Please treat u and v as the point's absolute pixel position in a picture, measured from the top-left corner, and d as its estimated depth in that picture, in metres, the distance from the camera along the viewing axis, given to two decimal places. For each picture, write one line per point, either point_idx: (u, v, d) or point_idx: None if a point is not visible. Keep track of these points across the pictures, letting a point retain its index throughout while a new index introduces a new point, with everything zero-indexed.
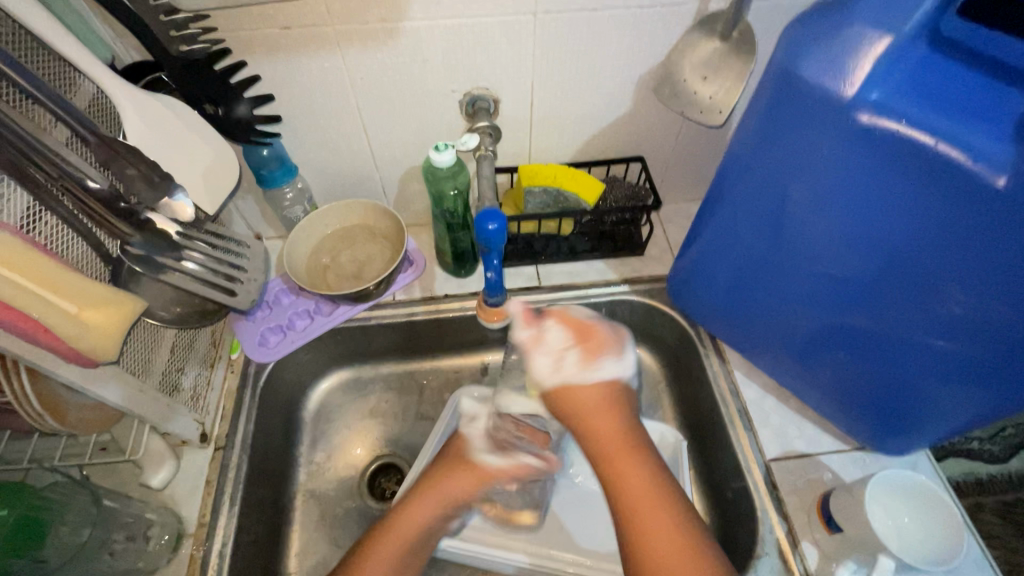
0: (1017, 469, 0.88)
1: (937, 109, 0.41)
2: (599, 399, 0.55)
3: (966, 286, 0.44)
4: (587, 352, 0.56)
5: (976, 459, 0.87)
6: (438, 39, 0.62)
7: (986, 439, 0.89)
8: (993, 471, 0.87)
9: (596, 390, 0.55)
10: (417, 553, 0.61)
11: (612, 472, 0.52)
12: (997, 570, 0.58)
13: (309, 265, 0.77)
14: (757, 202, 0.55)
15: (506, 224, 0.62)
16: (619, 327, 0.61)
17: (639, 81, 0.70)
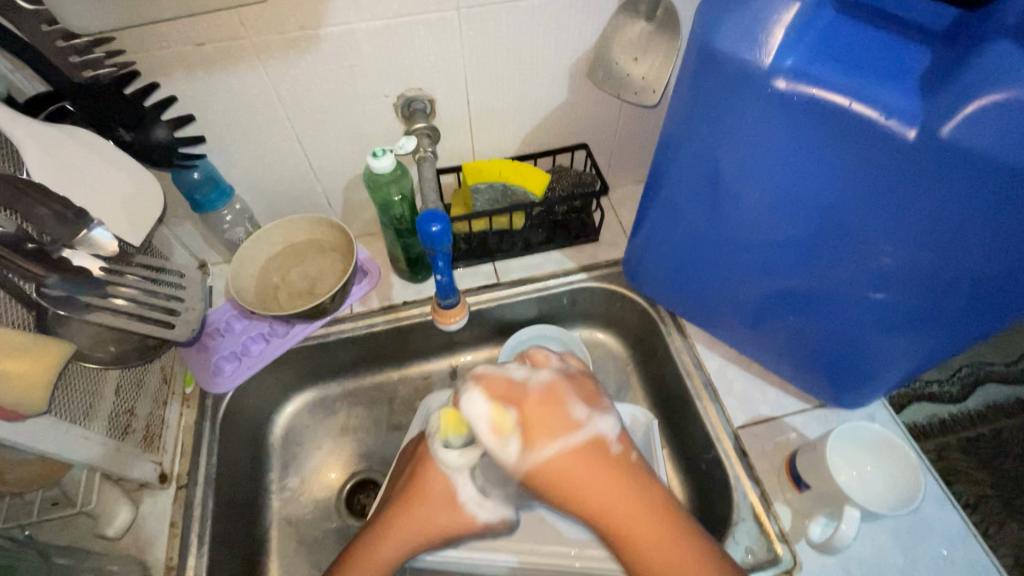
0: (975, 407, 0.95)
1: (844, 70, 0.42)
2: (588, 460, 0.50)
3: (894, 240, 0.46)
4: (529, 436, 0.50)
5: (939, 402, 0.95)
6: (362, 42, 0.61)
7: (945, 381, 0.97)
8: (954, 411, 0.94)
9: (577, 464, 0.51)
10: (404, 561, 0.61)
11: (634, 551, 0.50)
12: (954, 501, 0.63)
13: (259, 286, 0.75)
14: (692, 176, 0.55)
15: (450, 224, 0.60)
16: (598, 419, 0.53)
17: (572, 67, 0.70)
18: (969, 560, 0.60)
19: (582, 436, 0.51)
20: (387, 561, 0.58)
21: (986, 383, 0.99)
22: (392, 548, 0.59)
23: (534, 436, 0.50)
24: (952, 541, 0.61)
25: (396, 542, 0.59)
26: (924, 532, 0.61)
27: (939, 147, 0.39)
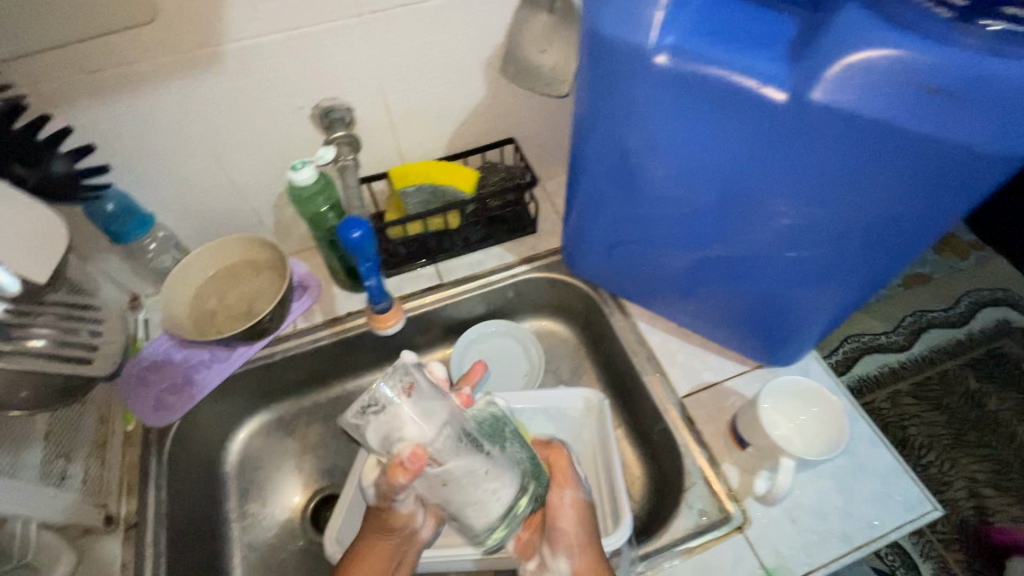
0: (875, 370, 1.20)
1: (724, 42, 0.43)
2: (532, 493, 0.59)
3: (789, 200, 0.48)
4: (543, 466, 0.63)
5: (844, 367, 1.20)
6: (268, 56, 0.60)
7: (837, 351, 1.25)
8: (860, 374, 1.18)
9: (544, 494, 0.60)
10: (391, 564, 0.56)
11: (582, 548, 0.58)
12: (886, 440, 0.67)
13: (194, 313, 0.74)
14: (605, 157, 0.57)
15: (370, 230, 0.58)
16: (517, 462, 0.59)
17: (486, 63, 0.71)
18: (903, 493, 0.64)
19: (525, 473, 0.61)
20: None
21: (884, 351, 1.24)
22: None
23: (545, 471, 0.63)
24: (887, 478, 0.64)
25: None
26: (860, 472, 0.65)
27: (811, 108, 0.41)
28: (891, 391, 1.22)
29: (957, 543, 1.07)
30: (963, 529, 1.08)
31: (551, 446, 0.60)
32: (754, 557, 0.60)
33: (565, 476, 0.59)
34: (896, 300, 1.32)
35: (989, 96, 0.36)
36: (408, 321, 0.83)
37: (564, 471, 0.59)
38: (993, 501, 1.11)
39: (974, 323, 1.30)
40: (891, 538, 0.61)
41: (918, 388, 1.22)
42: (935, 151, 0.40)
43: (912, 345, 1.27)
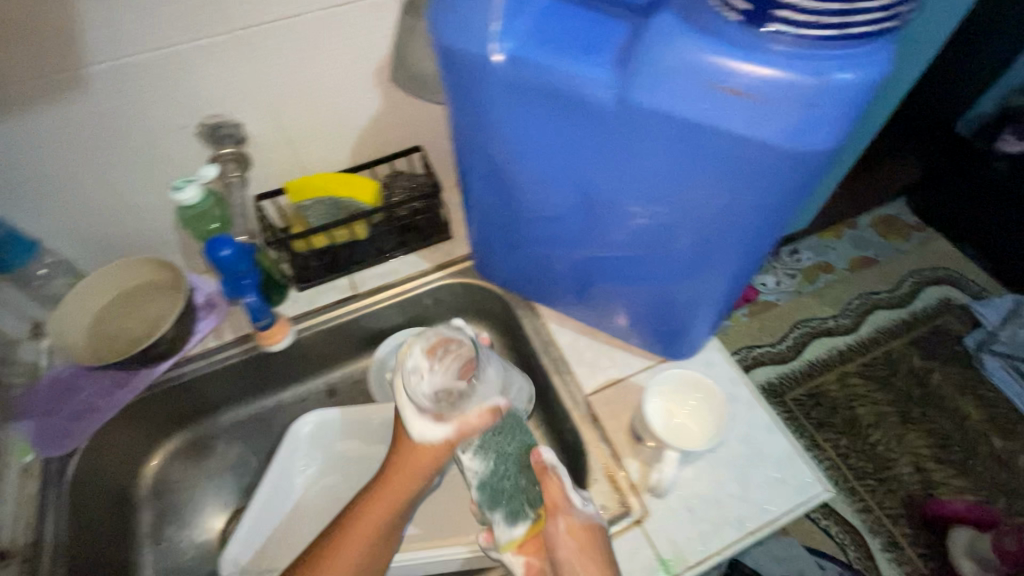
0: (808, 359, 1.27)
1: (557, 47, 0.44)
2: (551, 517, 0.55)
3: (637, 199, 0.49)
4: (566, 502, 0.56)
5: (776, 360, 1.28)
6: (137, 76, 0.60)
7: (779, 343, 1.30)
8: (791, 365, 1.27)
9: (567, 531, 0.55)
10: (389, 538, 0.61)
11: None
12: (782, 426, 0.69)
13: (94, 337, 0.73)
14: (478, 162, 0.57)
15: (237, 246, 0.60)
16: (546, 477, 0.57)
17: (376, 73, 0.71)
18: (797, 476, 0.65)
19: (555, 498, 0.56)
20: (353, 562, 0.57)
21: (824, 338, 1.30)
22: (365, 527, 0.59)
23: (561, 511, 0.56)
24: (783, 463, 0.66)
25: (370, 518, 0.60)
26: (755, 460, 0.66)
27: (632, 110, 0.42)
28: (840, 374, 1.26)
29: (902, 516, 1.11)
30: (908, 503, 1.13)
31: (543, 473, 0.57)
32: (651, 549, 0.61)
33: (563, 504, 0.56)
34: (840, 285, 1.38)
35: (781, 96, 0.37)
36: (323, 334, 0.83)
37: (558, 501, 0.56)
38: (937, 475, 1.16)
39: (917, 304, 1.35)
40: (784, 521, 0.63)
41: (866, 369, 1.27)
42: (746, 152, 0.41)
43: (859, 327, 1.32)
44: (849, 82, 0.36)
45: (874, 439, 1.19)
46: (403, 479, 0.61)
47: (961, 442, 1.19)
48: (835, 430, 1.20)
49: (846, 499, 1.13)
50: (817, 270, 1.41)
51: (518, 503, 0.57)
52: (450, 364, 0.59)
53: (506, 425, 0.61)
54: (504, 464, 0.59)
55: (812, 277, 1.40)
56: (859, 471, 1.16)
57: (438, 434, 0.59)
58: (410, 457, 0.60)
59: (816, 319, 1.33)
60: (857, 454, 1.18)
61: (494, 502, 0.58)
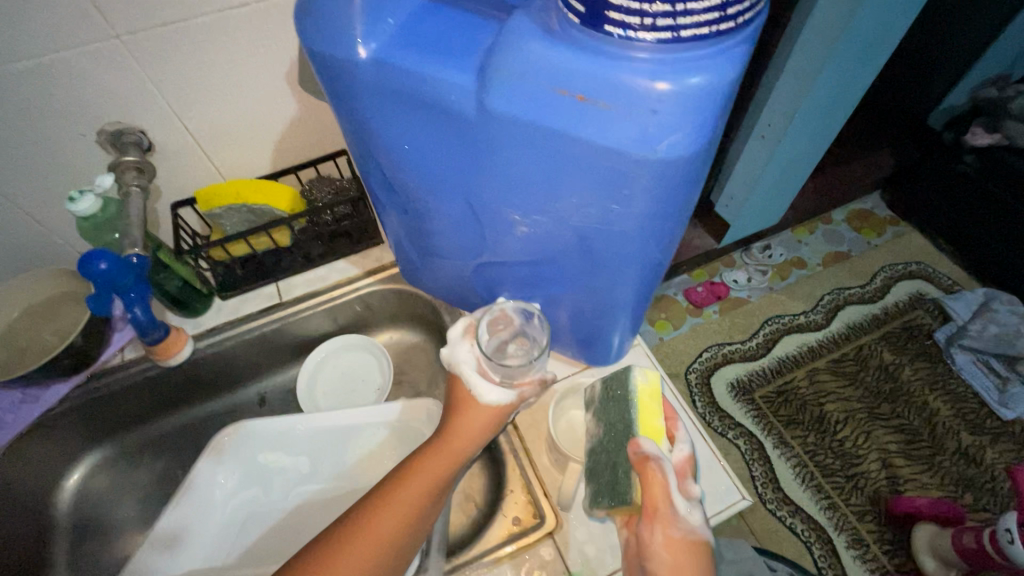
0: (776, 357, 1.23)
1: (420, 49, 0.42)
2: (655, 509, 0.53)
3: (517, 208, 0.48)
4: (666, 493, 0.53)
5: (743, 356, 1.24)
6: (21, 83, 0.58)
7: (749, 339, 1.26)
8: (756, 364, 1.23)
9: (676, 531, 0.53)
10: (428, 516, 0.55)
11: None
12: (705, 433, 0.68)
13: (4, 352, 0.70)
14: (371, 168, 0.55)
15: (119, 260, 0.59)
16: (656, 464, 0.53)
17: (287, 76, 0.69)
18: (715, 486, 0.65)
19: (652, 482, 0.53)
20: (393, 531, 0.53)
21: (793, 334, 1.27)
22: (409, 496, 0.55)
23: (660, 511, 0.53)
24: (703, 473, 0.65)
25: (406, 496, 0.55)
26: None
27: (488, 116, 0.41)
28: (808, 370, 1.22)
29: (868, 513, 1.08)
30: (875, 500, 1.09)
31: (644, 466, 0.53)
32: (562, 562, 0.60)
33: (664, 511, 0.53)
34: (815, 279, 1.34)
35: (625, 102, 0.36)
36: (250, 344, 0.81)
37: (659, 504, 0.53)
38: (905, 470, 1.12)
39: (888, 299, 1.32)
40: None
41: (835, 365, 1.23)
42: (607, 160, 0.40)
43: (829, 323, 1.28)
44: (696, 87, 0.35)
45: (842, 435, 1.15)
46: (449, 455, 0.57)
47: (930, 438, 1.15)
48: (803, 426, 1.16)
49: (813, 496, 1.09)
50: (790, 266, 1.37)
51: (609, 482, 0.57)
52: (496, 341, 0.62)
53: (626, 402, 0.57)
54: (613, 437, 0.58)
55: (785, 273, 1.36)
56: (826, 468, 1.12)
57: (501, 396, 0.58)
58: (466, 428, 0.58)
59: (787, 316, 1.29)
60: (825, 451, 1.14)
61: (594, 471, 0.59)
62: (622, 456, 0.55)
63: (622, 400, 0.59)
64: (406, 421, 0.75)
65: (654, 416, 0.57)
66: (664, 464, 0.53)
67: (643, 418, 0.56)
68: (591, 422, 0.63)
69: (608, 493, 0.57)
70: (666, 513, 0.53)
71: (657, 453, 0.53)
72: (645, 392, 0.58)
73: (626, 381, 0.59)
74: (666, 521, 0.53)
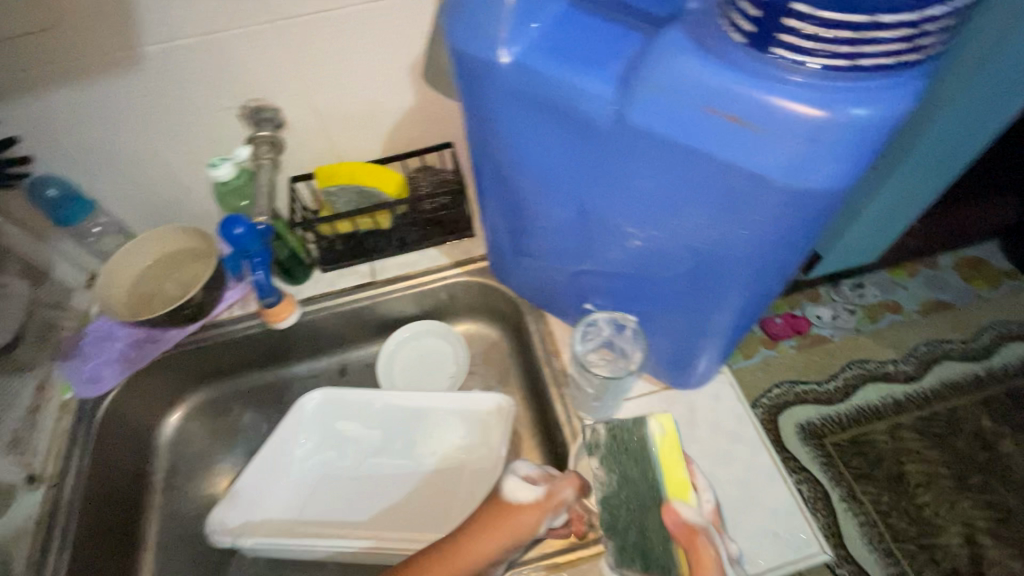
0: (853, 405, 1.14)
1: (561, 57, 0.43)
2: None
3: (633, 221, 0.48)
4: (715, 564, 0.50)
5: (819, 400, 1.14)
6: (186, 57, 0.64)
7: (826, 381, 1.16)
8: (832, 411, 1.13)
9: None
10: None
11: None
12: (787, 477, 0.64)
13: (133, 295, 0.79)
14: (486, 165, 0.57)
15: (253, 226, 0.66)
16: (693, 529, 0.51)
17: (410, 69, 0.73)
18: (792, 533, 0.61)
19: (695, 557, 0.50)
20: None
21: (876, 382, 1.16)
22: None
23: None
24: (780, 513, 0.62)
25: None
26: (748, 505, 0.63)
27: (626, 125, 0.41)
28: (891, 424, 1.12)
29: None
30: None
31: (690, 537, 0.51)
32: None
33: None
34: (905, 327, 1.22)
35: (778, 126, 0.35)
36: (340, 316, 0.86)
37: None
38: (993, 552, 1.02)
39: (995, 359, 1.19)
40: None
41: (922, 423, 1.13)
42: (743, 181, 0.39)
43: (921, 376, 1.17)
44: (860, 117, 0.34)
45: (921, 501, 1.06)
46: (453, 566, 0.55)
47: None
48: (877, 484, 1.07)
49: (880, 562, 1.01)
50: (884, 308, 1.25)
51: (639, 547, 0.54)
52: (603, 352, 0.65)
53: (647, 462, 0.55)
54: (633, 492, 0.55)
55: (875, 315, 1.24)
56: (899, 534, 1.03)
57: (529, 494, 0.57)
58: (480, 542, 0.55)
59: (868, 362, 1.18)
60: (899, 514, 1.05)
61: (626, 537, 0.55)
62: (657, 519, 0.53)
63: (638, 456, 0.56)
64: (477, 411, 0.78)
65: (678, 469, 0.55)
66: (703, 529, 0.51)
67: (667, 475, 0.54)
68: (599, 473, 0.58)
69: (648, 564, 0.54)
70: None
71: (694, 520, 0.52)
72: (665, 443, 0.56)
73: (643, 438, 0.56)
74: None
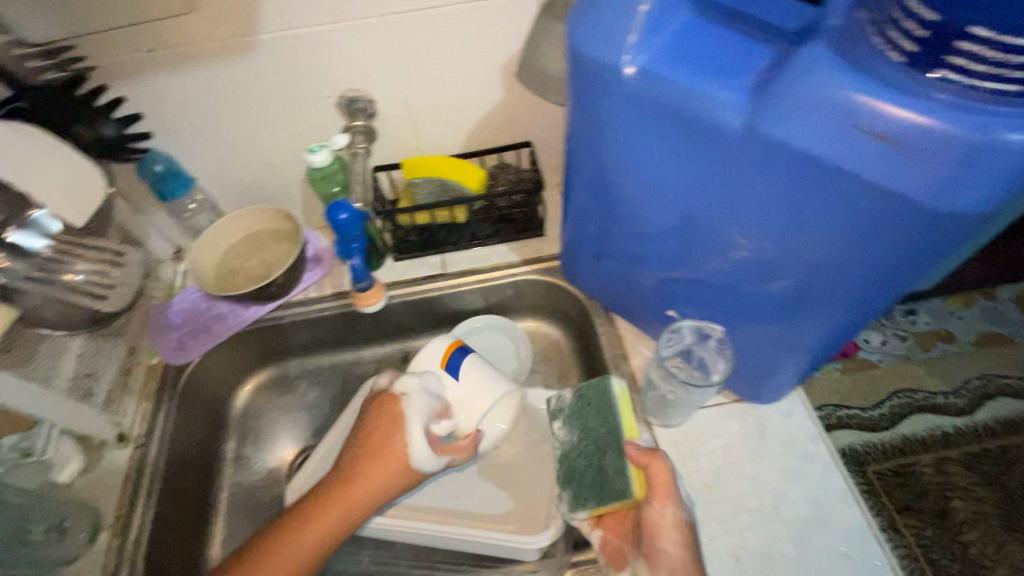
0: (899, 434, 1.05)
1: (691, 67, 0.43)
2: (660, 496, 0.56)
3: (744, 232, 0.48)
4: (665, 482, 0.56)
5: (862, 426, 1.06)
6: (297, 46, 0.67)
7: (870, 407, 1.08)
8: (874, 438, 1.05)
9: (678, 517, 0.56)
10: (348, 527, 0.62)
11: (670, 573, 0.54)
12: (862, 502, 0.63)
13: (219, 270, 0.82)
14: (586, 169, 0.58)
15: (356, 211, 0.70)
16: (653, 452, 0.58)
17: (502, 68, 0.74)
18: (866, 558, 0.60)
19: (649, 474, 0.57)
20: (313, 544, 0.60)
21: (922, 413, 1.07)
22: (330, 517, 0.61)
23: (661, 498, 0.56)
24: (854, 537, 0.61)
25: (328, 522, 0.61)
26: (821, 525, 0.62)
27: (761, 138, 0.41)
28: (937, 458, 1.03)
29: None
30: None
31: (646, 458, 0.58)
32: None
33: (667, 492, 0.56)
34: (961, 359, 1.12)
35: (929, 146, 0.35)
36: (409, 305, 0.88)
37: (664, 488, 0.56)
38: None
39: None
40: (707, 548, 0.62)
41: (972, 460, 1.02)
42: (879, 199, 0.39)
43: (973, 411, 1.07)
44: None
45: (969, 541, 0.95)
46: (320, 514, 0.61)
47: None
48: (918, 518, 0.97)
49: None
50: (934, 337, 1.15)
51: (596, 484, 0.61)
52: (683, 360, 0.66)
53: (606, 406, 0.64)
54: (592, 438, 0.64)
55: (926, 344, 1.14)
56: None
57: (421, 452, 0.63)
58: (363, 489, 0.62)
59: (917, 391, 1.09)
60: (943, 553, 0.94)
61: (578, 476, 0.63)
62: (616, 455, 0.60)
63: (598, 406, 0.65)
64: None
65: (632, 416, 0.63)
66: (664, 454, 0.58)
67: (626, 417, 0.62)
68: (561, 430, 0.69)
69: (594, 492, 0.61)
70: (671, 502, 0.56)
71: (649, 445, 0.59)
72: (622, 395, 0.65)
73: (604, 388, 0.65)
74: (669, 502, 0.56)
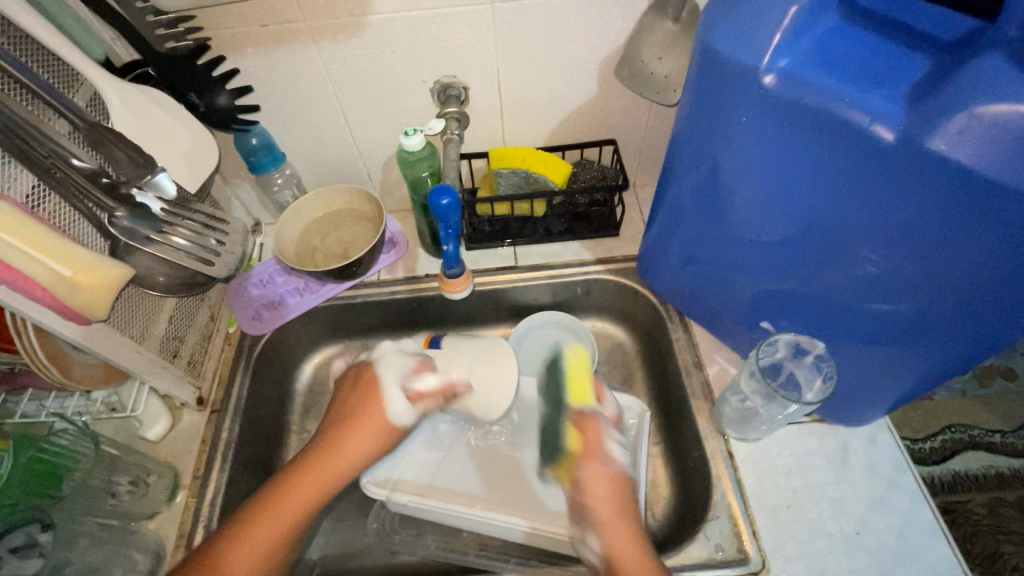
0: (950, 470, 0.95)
1: (839, 75, 0.42)
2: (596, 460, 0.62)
3: (876, 247, 0.46)
4: (596, 441, 0.63)
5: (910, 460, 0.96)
6: (404, 30, 0.67)
7: (921, 442, 0.98)
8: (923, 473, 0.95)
9: (609, 473, 0.62)
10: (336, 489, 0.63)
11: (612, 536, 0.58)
12: (949, 536, 0.60)
13: (299, 246, 0.83)
14: (694, 173, 0.57)
15: (457, 199, 0.70)
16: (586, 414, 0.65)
17: (600, 64, 0.73)
18: None
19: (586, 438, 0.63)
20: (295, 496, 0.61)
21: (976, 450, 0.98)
22: (304, 482, 0.61)
23: (591, 454, 0.63)
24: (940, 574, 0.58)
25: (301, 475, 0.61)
26: (905, 558, 0.60)
27: (920, 154, 0.39)
28: (992, 498, 0.93)
29: None
30: None
31: (582, 418, 0.65)
32: None
33: (595, 450, 0.63)
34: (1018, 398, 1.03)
35: None
36: (478, 295, 0.88)
37: (592, 446, 0.63)
38: None
39: None
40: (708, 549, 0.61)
41: None
42: None
43: None
44: None
45: None
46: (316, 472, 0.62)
47: None
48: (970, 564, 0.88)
49: None
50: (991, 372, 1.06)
51: (551, 444, 0.68)
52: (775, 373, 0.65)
53: (558, 370, 0.71)
54: (552, 409, 0.69)
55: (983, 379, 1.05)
56: None
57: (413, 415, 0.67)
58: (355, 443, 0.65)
59: (974, 427, 0.99)
60: None
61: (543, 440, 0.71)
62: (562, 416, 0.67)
63: (552, 374, 0.71)
64: None
65: (582, 381, 0.68)
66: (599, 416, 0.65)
67: (572, 381, 0.68)
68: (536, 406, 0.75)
69: (551, 454, 0.68)
70: (602, 462, 0.62)
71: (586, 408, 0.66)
72: (576, 363, 0.71)
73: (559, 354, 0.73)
74: (598, 459, 0.62)
